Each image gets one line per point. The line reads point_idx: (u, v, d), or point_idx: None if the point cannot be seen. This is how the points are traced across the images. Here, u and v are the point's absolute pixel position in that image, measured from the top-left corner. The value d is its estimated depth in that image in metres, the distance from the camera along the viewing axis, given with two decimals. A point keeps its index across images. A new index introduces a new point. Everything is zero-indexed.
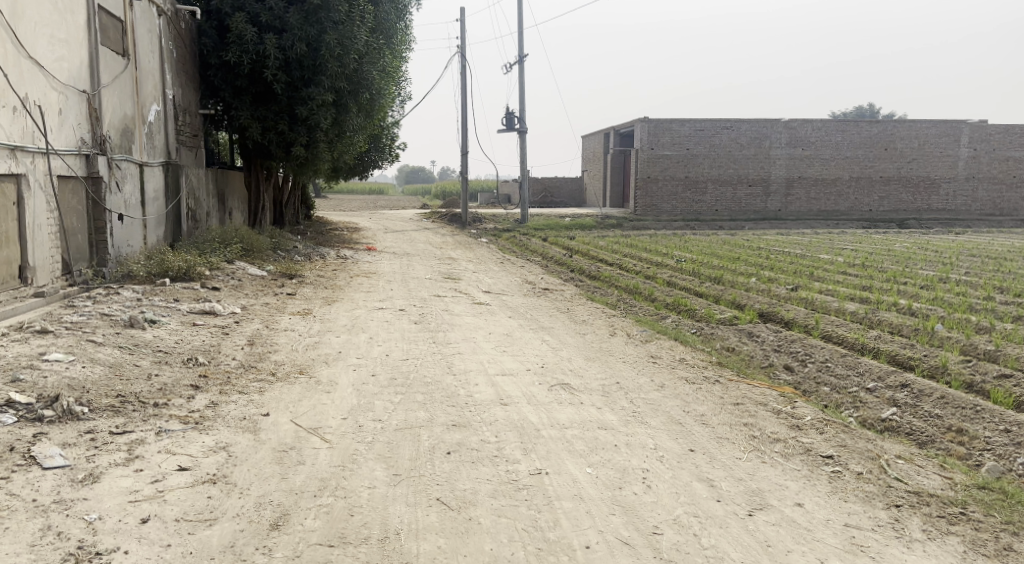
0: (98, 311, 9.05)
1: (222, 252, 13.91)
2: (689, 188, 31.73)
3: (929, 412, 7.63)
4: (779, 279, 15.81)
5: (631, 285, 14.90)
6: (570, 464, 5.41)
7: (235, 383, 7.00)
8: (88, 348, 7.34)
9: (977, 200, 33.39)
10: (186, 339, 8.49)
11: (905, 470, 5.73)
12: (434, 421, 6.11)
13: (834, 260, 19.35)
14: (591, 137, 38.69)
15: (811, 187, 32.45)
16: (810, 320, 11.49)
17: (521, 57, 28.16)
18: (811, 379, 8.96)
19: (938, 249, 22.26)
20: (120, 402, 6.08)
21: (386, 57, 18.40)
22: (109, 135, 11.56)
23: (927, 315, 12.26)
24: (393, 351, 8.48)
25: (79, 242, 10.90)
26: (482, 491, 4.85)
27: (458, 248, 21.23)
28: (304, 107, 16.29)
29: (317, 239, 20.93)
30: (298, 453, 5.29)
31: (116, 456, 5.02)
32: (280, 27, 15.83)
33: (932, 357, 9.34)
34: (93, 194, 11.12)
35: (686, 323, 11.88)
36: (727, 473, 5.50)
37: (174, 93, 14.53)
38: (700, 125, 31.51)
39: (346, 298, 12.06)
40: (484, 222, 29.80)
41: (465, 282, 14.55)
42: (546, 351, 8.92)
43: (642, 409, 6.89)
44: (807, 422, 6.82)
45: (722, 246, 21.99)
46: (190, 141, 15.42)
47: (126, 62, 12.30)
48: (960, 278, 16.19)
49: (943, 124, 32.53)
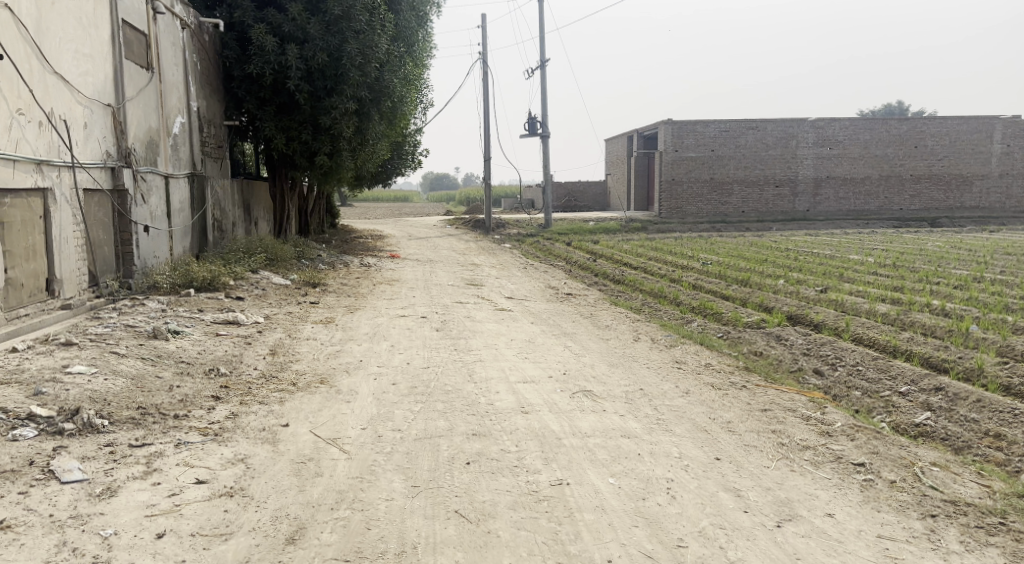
0: (122, 323, 9.10)
1: (246, 262, 13.98)
2: (714, 189, 31.44)
3: (965, 416, 7.43)
4: (807, 281, 15.53)
5: (655, 289, 14.74)
6: (592, 473, 5.30)
7: (255, 394, 6.98)
8: (111, 360, 7.36)
9: (1011, 197, 32.69)
10: (209, 349, 8.50)
11: (941, 478, 5.54)
12: (454, 430, 6.03)
13: (864, 260, 19.01)
14: (614, 141, 38.53)
15: (840, 187, 32.01)
16: (840, 323, 11.27)
17: (543, 62, 28.11)
18: (841, 383, 8.76)
19: (971, 248, 21.79)
20: (141, 414, 6.08)
21: (407, 64, 18.42)
22: (134, 148, 11.65)
23: (961, 315, 11.99)
24: (415, 359, 8.43)
25: (105, 255, 10.99)
26: (502, 502, 4.75)
27: (483, 255, 21.17)
28: (327, 116, 16.35)
29: (342, 247, 21.01)
30: (316, 464, 5.23)
31: (134, 469, 5.00)
32: (302, 37, 15.89)
33: (967, 359, 9.11)
34: (119, 207, 11.22)
35: (712, 327, 11.72)
36: (755, 482, 5.36)
37: (198, 105, 14.64)
38: (725, 126, 31.20)
39: (369, 306, 12.05)
40: (508, 227, 29.72)
41: (488, 288, 14.49)
42: (569, 357, 8.82)
43: (666, 416, 6.76)
44: (837, 428, 6.64)
45: (749, 249, 21.69)
46: (215, 152, 15.52)
47: (150, 75, 12.39)
48: (995, 278, 15.79)
49: (974, 120, 31.90)
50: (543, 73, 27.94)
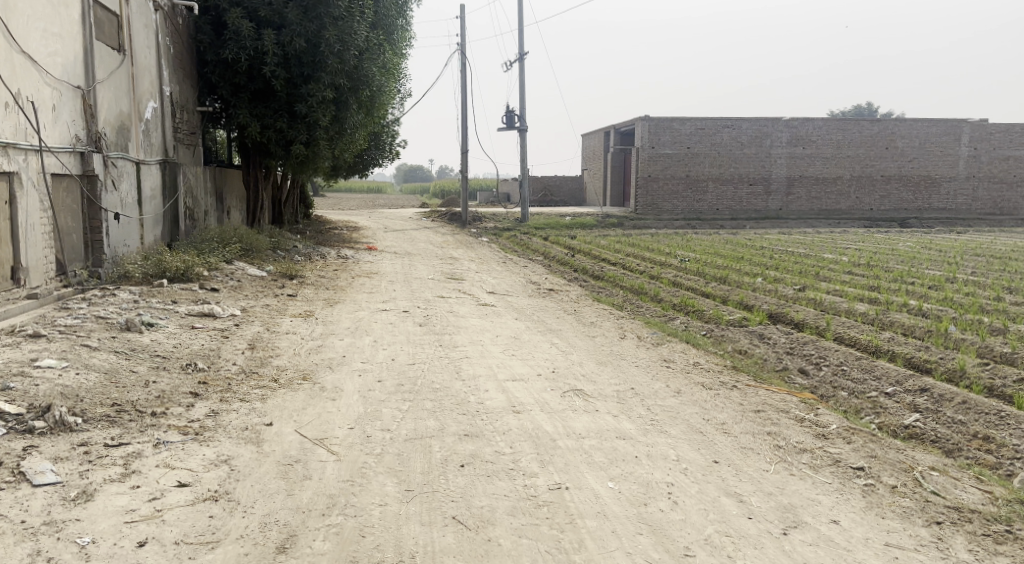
0: (93, 314, 8.77)
1: (221, 252, 13.62)
2: (690, 186, 31.45)
3: (952, 418, 7.38)
4: (785, 279, 15.51)
5: (635, 286, 14.61)
6: (590, 477, 5.13)
7: (236, 390, 6.71)
8: (82, 353, 7.04)
9: (978, 199, 33.14)
10: (185, 342, 8.21)
11: (942, 483, 5.45)
12: (445, 431, 5.83)
13: (838, 259, 19.09)
14: (591, 136, 38.44)
15: (813, 186, 32.18)
16: (821, 321, 11.23)
17: (521, 54, 27.91)
18: (827, 384, 8.68)
19: (942, 248, 21.99)
20: (116, 411, 5.81)
21: (386, 52, 18.07)
22: (104, 133, 11.26)
23: (938, 315, 12.02)
24: (399, 355, 8.21)
25: (74, 243, 10.61)
26: (500, 508, 4.57)
27: (460, 248, 20.92)
28: (303, 103, 15.97)
29: (317, 239, 20.63)
30: (304, 467, 5.00)
31: (111, 472, 4.73)
32: (279, 23, 15.56)
33: (949, 360, 9.07)
34: (88, 193, 10.83)
35: (695, 324, 11.63)
36: (756, 486, 5.23)
37: (171, 90, 14.23)
38: (701, 123, 31.22)
39: (348, 299, 11.80)
40: (484, 221, 29.47)
41: (468, 282, 14.29)
42: (556, 354, 8.66)
43: (660, 417, 6.61)
44: (833, 431, 6.54)
45: (724, 246, 21.70)
46: (187, 139, 15.10)
47: (121, 58, 11.98)
48: (967, 279, 15.92)
49: (944, 123, 32.32)
50: (521, 67, 27.72)
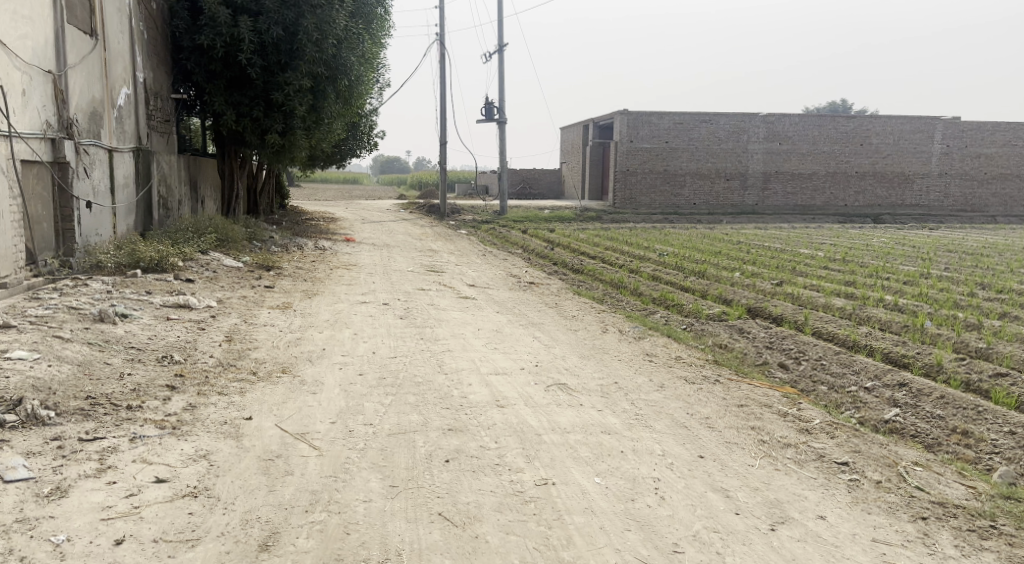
0: (64, 304, 8.58)
1: (196, 242, 13.40)
2: (667, 181, 31.55)
3: (931, 412, 7.42)
4: (762, 274, 15.58)
5: (615, 280, 14.59)
6: (577, 473, 5.08)
7: (213, 383, 6.58)
8: (54, 344, 6.86)
9: (950, 196, 33.53)
10: (160, 334, 8.04)
11: (925, 478, 5.47)
12: (429, 425, 5.76)
13: (815, 254, 19.20)
14: (570, 129, 38.40)
15: (789, 181, 32.39)
16: (800, 316, 11.28)
17: (501, 46, 27.75)
18: (807, 378, 8.70)
19: (915, 244, 22.20)
20: (90, 404, 5.66)
21: (365, 42, 17.86)
22: (75, 119, 11.00)
23: (914, 311, 12.11)
24: (380, 348, 8.10)
25: (44, 231, 10.38)
26: (487, 504, 4.50)
27: (438, 241, 20.79)
28: (280, 92, 15.71)
29: (294, 230, 20.40)
30: (285, 462, 4.90)
31: (86, 467, 4.59)
32: (256, 10, 15.34)
33: (927, 355, 9.12)
34: (59, 180, 10.60)
35: (675, 318, 11.63)
36: (742, 482, 5.20)
37: (145, 76, 13.95)
38: (679, 118, 31.28)
39: (327, 291, 11.66)
40: (462, 214, 29.34)
41: (448, 274, 14.18)
42: (538, 348, 8.60)
43: (644, 411, 6.58)
44: (816, 426, 6.54)
45: (702, 240, 21.78)
46: (161, 127, 14.83)
47: (93, 43, 11.70)
48: (942, 275, 16.06)
49: (917, 120, 32.64)
50: (501, 58, 27.56)
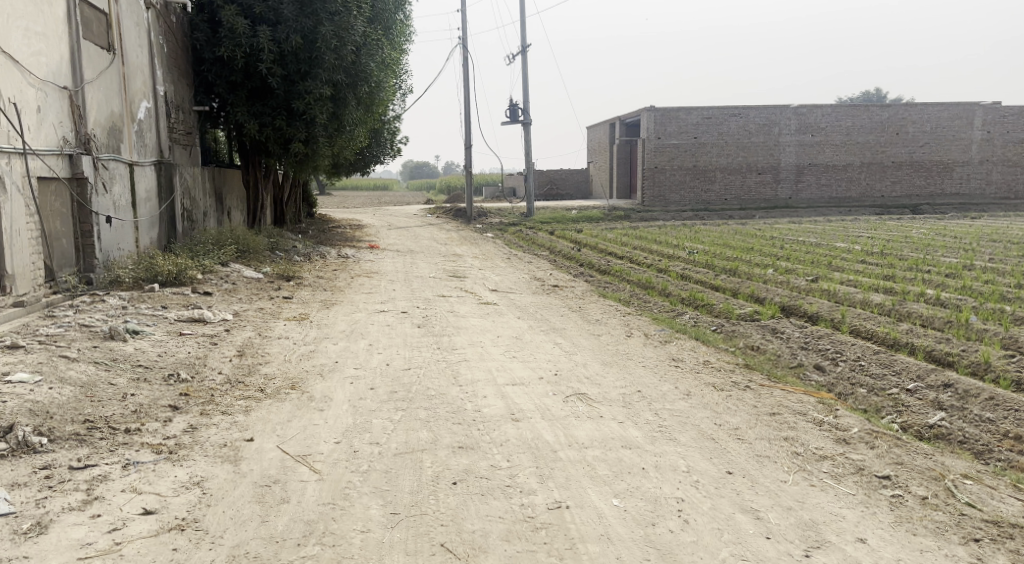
0: (77, 321, 8.41)
1: (216, 254, 13.26)
2: (697, 177, 31.01)
3: (979, 415, 6.94)
4: (797, 269, 15.05)
5: (642, 280, 14.18)
6: (593, 494, 4.74)
7: (218, 402, 6.34)
8: (59, 365, 6.66)
9: (991, 184, 32.42)
10: (171, 351, 7.84)
11: (976, 493, 5.03)
12: (438, 443, 5.45)
13: (851, 248, 18.58)
14: (597, 128, 37.95)
15: (822, 173, 31.61)
16: (836, 314, 10.78)
17: (524, 46, 27.46)
18: (844, 380, 8.23)
19: (956, 235, 21.46)
20: (87, 429, 5.45)
21: (385, 47, 17.65)
22: (94, 134, 10.91)
23: (958, 305, 11.53)
24: (395, 359, 7.83)
25: (63, 248, 10.27)
26: (493, 532, 4.22)
27: (464, 245, 20.50)
28: (301, 101, 15.56)
29: (318, 238, 20.28)
30: (282, 488, 4.64)
31: (71, 498, 4.43)
32: (275, 19, 15.21)
33: (972, 353, 8.59)
34: (77, 196, 10.48)
35: (705, 319, 11.19)
36: (774, 501, 4.81)
37: (165, 89, 13.88)
38: (708, 113, 30.70)
39: (346, 300, 11.42)
40: (489, 217, 29.05)
41: (471, 280, 13.89)
42: (559, 355, 8.25)
43: (669, 423, 6.21)
44: (854, 435, 6.11)
45: (734, 237, 21.23)
46: (184, 139, 14.75)
47: (111, 58, 11.61)
48: (985, 266, 15.37)
49: (955, 107, 31.60)
50: (524, 59, 27.25)
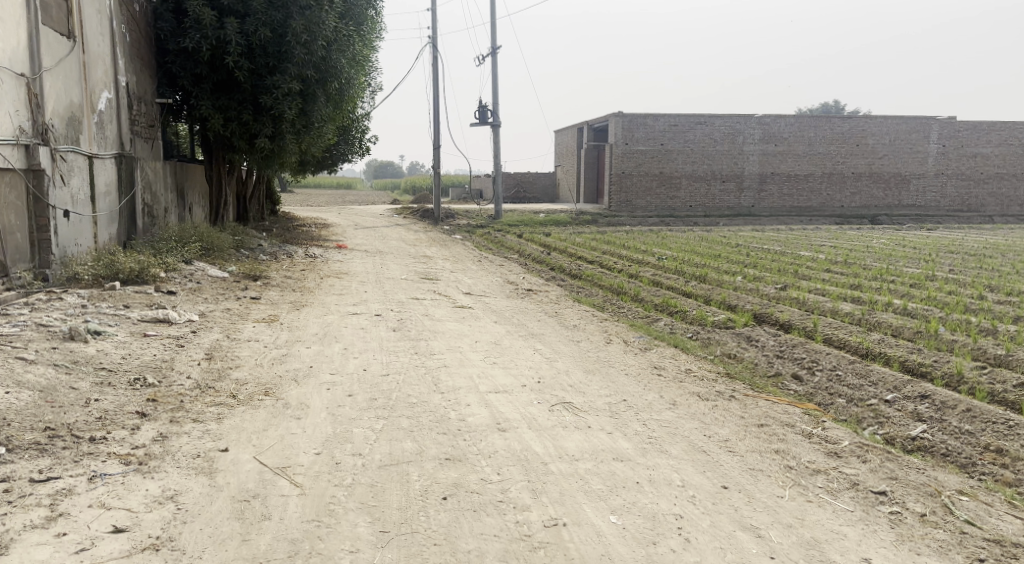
0: (34, 320, 7.98)
1: (180, 252, 12.80)
2: (663, 183, 31.09)
3: (959, 428, 6.90)
4: (765, 277, 15.06)
5: (614, 286, 14.06)
6: (590, 510, 4.58)
7: (189, 409, 6.02)
8: (16, 367, 6.26)
9: (946, 197, 33.04)
10: (135, 353, 7.48)
11: (975, 510, 4.96)
12: (424, 455, 5.22)
13: (816, 256, 18.73)
14: (565, 132, 37.89)
15: (785, 183, 31.92)
16: (808, 322, 10.74)
17: (494, 47, 27.28)
18: (823, 390, 8.16)
19: (916, 245, 21.78)
20: (48, 437, 5.12)
21: (356, 43, 17.31)
22: (52, 124, 10.44)
23: (925, 315, 11.59)
24: (372, 365, 7.55)
25: (18, 242, 9.79)
26: (490, 553, 4.07)
27: (432, 246, 20.21)
28: (268, 96, 15.12)
29: (282, 236, 19.81)
30: (262, 503, 4.40)
31: (33, 515, 4.16)
32: (243, 11, 14.71)
33: (945, 363, 8.58)
34: (34, 188, 10.00)
35: (679, 326, 11.09)
36: (773, 518, 4.68)
37: (127, 80, 13.38)
38: (675, 120, 30.81)
39: (316, 302, 11.11)
40: (457, 219, 28.76)
41: (443, 282, 13.64)
42: (540, 362, 8.07)
43: (658, 434, 6.04)
44: (845, 448, 6.02)
45: (701, 243, 21.24)
46: (146, 132, 14.25)
47: (71, 46, 11.13)
48: (947, 277, 15.56)
49: (913, 120, 32.17)
50: (493, 60, 27.07)
